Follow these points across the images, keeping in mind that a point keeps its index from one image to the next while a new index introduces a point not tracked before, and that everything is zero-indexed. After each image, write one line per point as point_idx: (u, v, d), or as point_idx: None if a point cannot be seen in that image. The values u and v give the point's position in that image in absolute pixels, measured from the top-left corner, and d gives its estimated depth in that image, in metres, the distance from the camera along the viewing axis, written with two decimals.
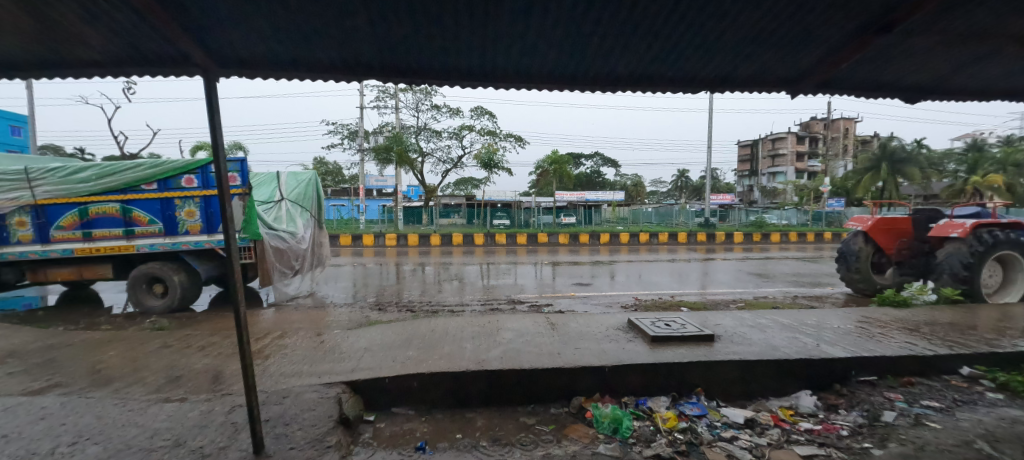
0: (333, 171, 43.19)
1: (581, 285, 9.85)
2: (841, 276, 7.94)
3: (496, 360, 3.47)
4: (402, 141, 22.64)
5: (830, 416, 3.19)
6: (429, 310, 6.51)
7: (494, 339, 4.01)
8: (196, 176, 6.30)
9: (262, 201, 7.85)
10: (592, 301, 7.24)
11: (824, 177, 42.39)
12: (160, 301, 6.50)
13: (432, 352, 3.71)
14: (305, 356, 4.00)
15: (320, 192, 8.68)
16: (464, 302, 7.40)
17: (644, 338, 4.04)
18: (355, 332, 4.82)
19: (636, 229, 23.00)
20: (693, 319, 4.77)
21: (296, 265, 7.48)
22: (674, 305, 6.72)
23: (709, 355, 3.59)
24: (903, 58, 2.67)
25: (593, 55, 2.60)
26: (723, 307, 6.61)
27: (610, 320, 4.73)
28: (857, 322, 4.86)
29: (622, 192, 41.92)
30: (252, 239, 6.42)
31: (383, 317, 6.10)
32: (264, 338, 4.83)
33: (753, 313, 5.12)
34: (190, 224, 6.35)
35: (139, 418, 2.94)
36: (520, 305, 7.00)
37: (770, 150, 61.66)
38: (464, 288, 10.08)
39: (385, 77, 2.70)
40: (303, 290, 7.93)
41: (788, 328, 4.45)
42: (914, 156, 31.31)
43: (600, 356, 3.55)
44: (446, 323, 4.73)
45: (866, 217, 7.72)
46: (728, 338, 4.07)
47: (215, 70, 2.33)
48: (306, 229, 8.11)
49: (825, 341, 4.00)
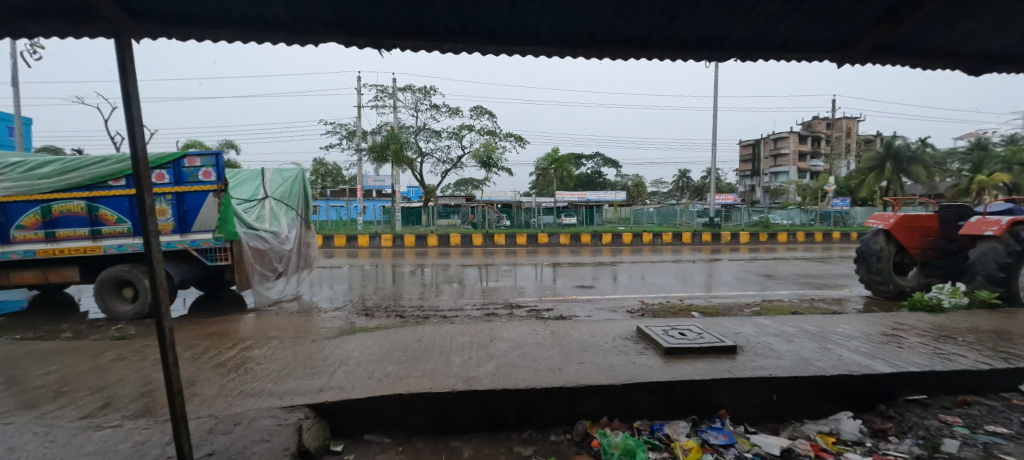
0: (332, 171, 42.76)
1: (584, 287, 9.38)
2: (861, 277, 7.45)
3: (487, 378, 2.99)
4: (399, 139, 22.23)
5: (880, 444, 2.70)
6: (420, 316, 6.02)
7: (486, 351, 3.52)
8: (167, 171, 5.82)
9: (244, 199, 7.40)
10: (596, 305, 6.75)
11: (827, 177, 41.94)
12: (130, 306, 6.01)
13: (415, 367, 3.24)
14: (273, 371, 3.52)
15: (307, 190, 8.23)
16: (459, 306, 6.92)
17: (656, 349, 3.56)
18: (334, 341, 4.35)
19: (638, 229, 22.46)
20: (709, 327, 4.29)
21: (280, 267, 7.00)
22: (685, 310, 6.22)
23: (733, 371, 3.11)
24: (978, 15, 2.19)
25: (602, 11, 2.11)
26: (736, 311, 6.12)
27: (617, 328, 4.24)
28: (892, 329, 4.37)
29: (623, 193, 41.48)
30: (228, 239, 5.93)
31: (369, 323, 5.63)
32: (234, 348, 4.35)
33: (776, 320, 4.62)
34: (160, 223, 5.86)
35: (57, 451, 2.45)
36: (518, 309, 6.51)
37: (773, 150, 61.07)
38: (461, 290, 9.61)
39: (347, 38, 2.23)
40: (287, 296, 7.43)
41: (817, 337, 3.96)
42: (919, 155, 30.80)
43: (607, 372, 3.07)
44: (435, 332, 4.25)
45: (888, 215, 7.25)
46: (752, 349, 3.58)
47: (127, 24, 1.85)
48: (291, 229, 7.62)
49: (864, 354, 3.51)
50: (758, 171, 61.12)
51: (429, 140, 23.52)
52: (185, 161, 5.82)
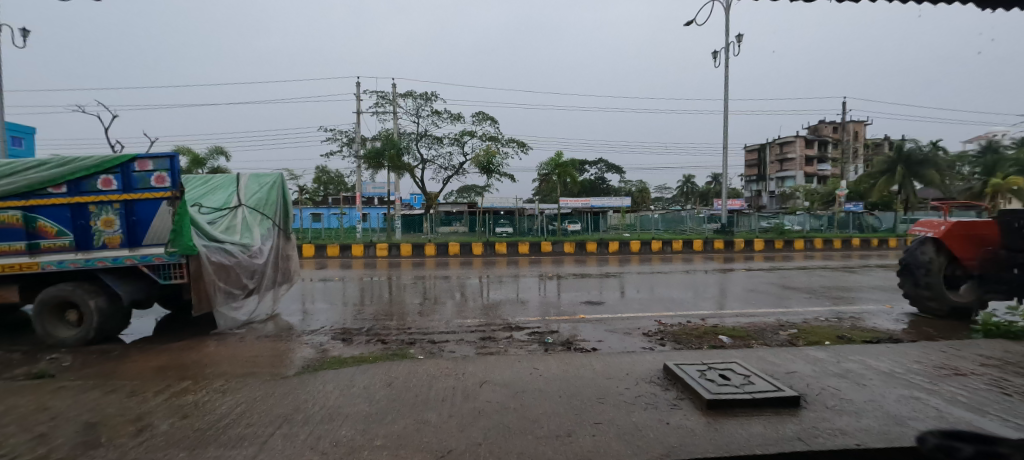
0: (333, 178, 41.76)
1: (592, 303, 8.43)
2: (907, 292, 6.67)
3: (469, 452, 2.16)
4: (395, 145, 21.51)
5: None
6: (405, 341, 5.23)
7: (472, 405, 2.70)
8: (114, 177, 5.11)
9: (214, 207, 6.68)
10: (607, 327, 5.90)
11: (836, 182, 40.98)
12: (73, 332, 5.22)
13: (375, 431, 2.42)
14: (193, 431, 2.69)
15: (286, 197, 7.51)
16: (451, 328, 6.12)
17: (695, 400, 2.72)
18: (289, 381, 3.55)
19: (645, 236, 21.56)
20: (754, 363, 3.46)
21: (251, 284, 6.22)
22: (710, 333, 5.38)
23: (809, 440, 2.26)
24: None
25: None
26: (771, 336, 5.29)
27: (640, 366, 3.40)
28: (980, 363, 3.52)
29: (627, 200, 40.61)
30: (183, 254, 5.13)
31: (345, 352, 4.81)
32: (172, 386, 3.56)
33: (831, 353, 3.78)
34: (108, 235, 5.14)
35: None
36: (518, 332, 5.72)
37: (779, 155, 59.75)
38: (458, 305, 8.79)
39: None
40: (262, 316, 6.64)
41: (895, 380, 3.13)
42: (931, 158, 29.76)
43: (636, 443, 2.23)
44: (414, 372, 3.43)
45: (937, 221, 6.49)
46: (820, 401, 2.75)
47: None
48: (266, 241, 6.83)
49: (971, 408, 2.67)
50: (763, 175, 60.03)
51: (430, 147, 23.00)
52: (136, 164, 5.09)
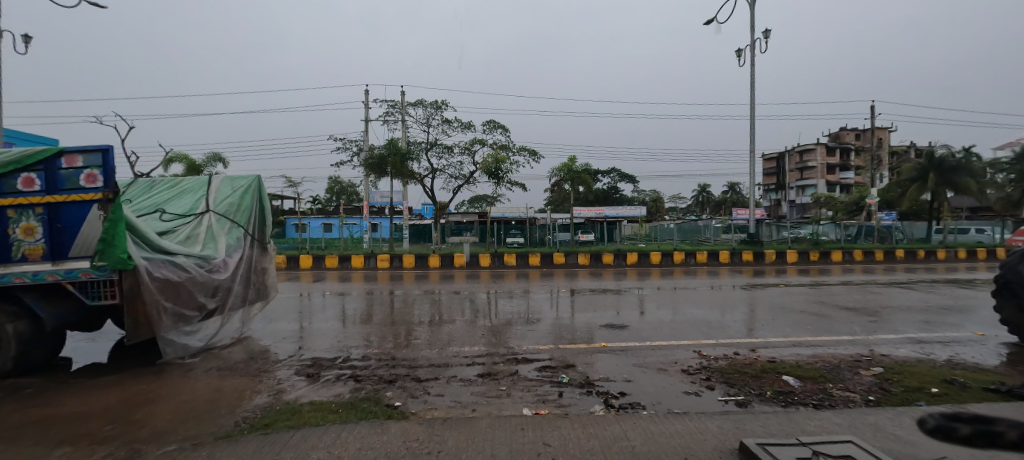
0: (345, 188, 41.57)
1: (613, 326, 7.24)
2: (1007, 318, 5.39)
3: None
4: (401, 152, 20.74)
5: None
6: (383, 379, 4.18)
7: None
8: (38, 176, 4.23)
9: (177, 213, 5.81)
10: (635, 360, 4.79)
11: (862, 190, 38.77)
12: None
13: None
14: None
15: (262, 203, 6.60)
16: (445, 359, 5.03)
17: None
18: (193, 453, 2.50)
19: (664, 247, 20.22)
20: (877, 439, 2.31)
21: (211, 303, 5.29)
22: (770, 373, 4.20)
23: None
24: None
25: None
26: (851, 377, 4.11)
27: (701, 443, 2.28)
28: None
29: (641, 210, 39.27)
30: (114, 269, 4.19)
31: (304, 395, 3.77)
32: (42, 455, 2.58)
33: (975, 421, 2.61)
34: (28, 246, 4.24)
35: None
36: (527, 366, 4.62)
37: (798, 163, 57.21)
38: (459, 324, 7.69)
39: None
40: (225, 340, 5.71)
41: None
42: (966, 165, 27.44)
43: None
44: (367, 446, 2.35)
45: None
46: None
47: None
48: (235, 252, 5.92)
49: None
50: (783, 184, 57.81)
51: (439, 157, 22.09)
52: (63, 160, 4.22)
